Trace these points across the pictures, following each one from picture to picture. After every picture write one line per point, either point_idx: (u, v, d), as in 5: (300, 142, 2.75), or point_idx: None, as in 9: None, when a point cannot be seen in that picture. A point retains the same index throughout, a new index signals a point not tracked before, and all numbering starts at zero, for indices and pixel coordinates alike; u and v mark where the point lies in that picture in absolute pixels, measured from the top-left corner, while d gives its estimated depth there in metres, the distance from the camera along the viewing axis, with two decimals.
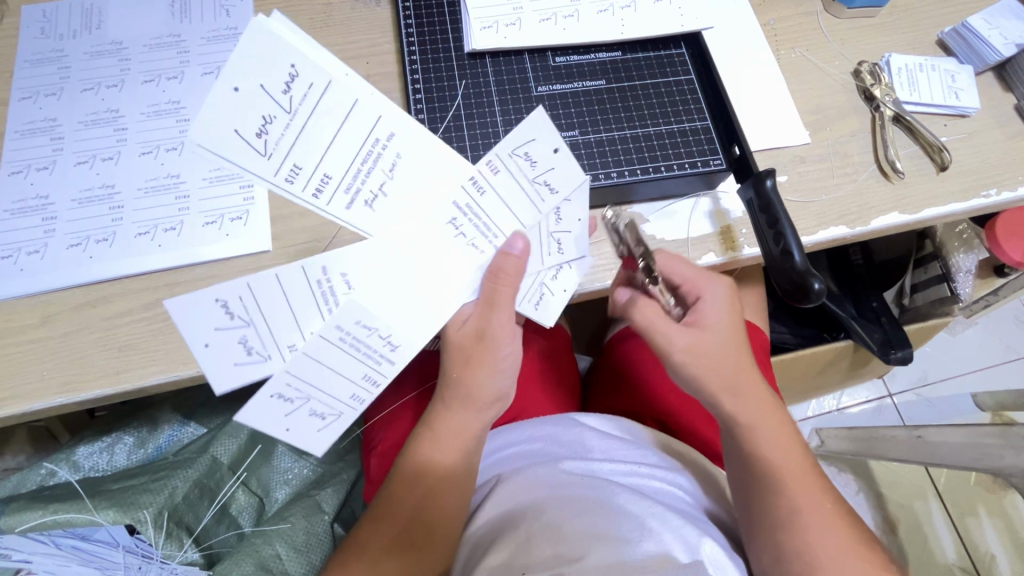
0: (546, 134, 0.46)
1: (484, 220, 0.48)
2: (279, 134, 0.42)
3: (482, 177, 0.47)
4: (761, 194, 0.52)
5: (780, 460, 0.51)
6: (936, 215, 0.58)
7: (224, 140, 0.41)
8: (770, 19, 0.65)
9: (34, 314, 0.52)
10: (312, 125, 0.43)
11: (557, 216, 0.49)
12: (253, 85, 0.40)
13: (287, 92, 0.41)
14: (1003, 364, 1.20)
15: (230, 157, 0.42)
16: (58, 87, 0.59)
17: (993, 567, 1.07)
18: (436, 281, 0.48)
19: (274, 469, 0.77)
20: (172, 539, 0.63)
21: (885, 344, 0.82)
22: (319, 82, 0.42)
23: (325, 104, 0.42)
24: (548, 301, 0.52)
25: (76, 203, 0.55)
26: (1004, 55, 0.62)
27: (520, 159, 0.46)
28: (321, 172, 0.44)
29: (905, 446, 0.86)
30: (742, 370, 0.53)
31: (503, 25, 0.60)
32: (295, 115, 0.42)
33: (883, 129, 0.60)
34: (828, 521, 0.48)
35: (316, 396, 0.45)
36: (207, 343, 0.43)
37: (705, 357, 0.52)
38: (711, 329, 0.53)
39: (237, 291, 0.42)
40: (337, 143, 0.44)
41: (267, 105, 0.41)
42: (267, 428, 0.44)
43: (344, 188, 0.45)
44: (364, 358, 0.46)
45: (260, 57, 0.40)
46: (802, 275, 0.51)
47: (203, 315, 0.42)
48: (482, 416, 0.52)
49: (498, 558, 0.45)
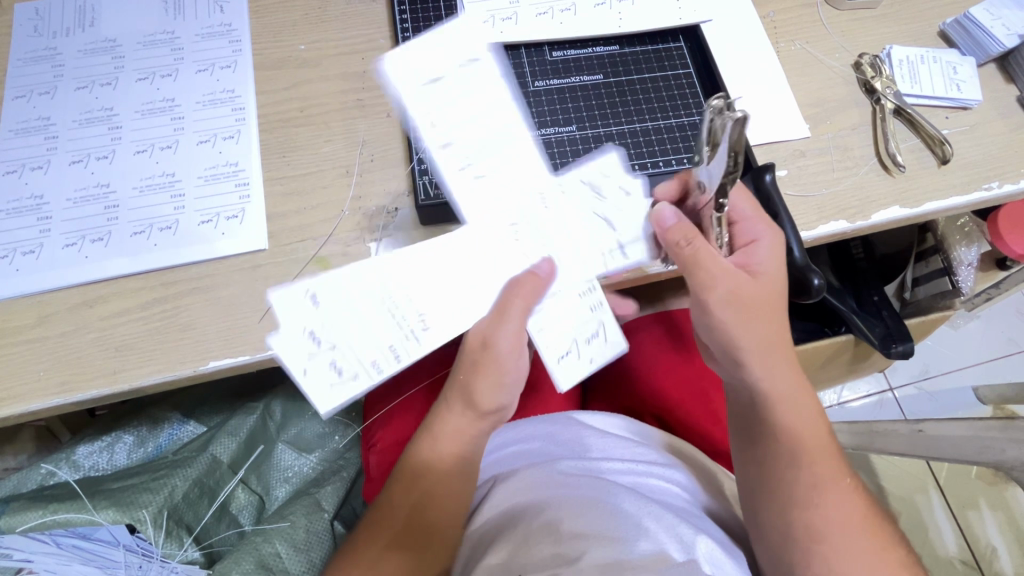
0: (616, 174, 0.55)
1: (547, 237, 0.52)
2: (443, 93, 0.50)
3: (551, 195, 0.53)
4: (760, 190, 0.52)
5: (804, 438, 0.50)
6: (938, 207, 0.58)
7: (415, 86, 0.50)
8: (769, 10, 0.65)
9: (30, 313, 0.51)
10: (480, 92, 0.51)
11: (623, 253, 0.53)
12: (446, 48, 0.50)
13: (473, 63, 0.51)
14: (1003, 357, 1.20)
15: (396, 86, 0.50)
16: (51, 85, 0.59)
17: (992, 559, 1.08)
18: (465, 288, 0.51)
19: (274, 467, 0.77)
20: (172, 538, 0.63)
21: (886, 337, 0.81)
22: (495, 70, 0.51)
23: (498, 86, 0.51)
24: (572, 360, 0.51)
25: (72, 203, 0.55)
26: (1007, 47, 0.61)
27: (588, 188, 0.54)
28: (450, 138, 0.50)
29: (904, 438, 0.85)
30: (770, 335, 0.50)
31: (500, 20, 0.60)
32: (484, 87, 0.51)
33: (883, 122, 0.60)
34: (841, 498, 0.48)
35: (341, 348, 0.48)
36: (308, 331, 0.48)
37: (748, 303, 0.49)
38: (758, 277, 0.49)
39: (320, 283, 0.49)
40: (486, 123, 0.51)
41: (462, 74, 0.50)
42: (289, 362, 0.48)
43: (461, 155, 0.50)
44: (396, 328, 0.49)
45: (465, 41, 0.51)
46: (801, 270, 0.51)
47: (293, 301, 0.48)
48: (480, 426, 0.52)
49: (497, 558, 0.45)
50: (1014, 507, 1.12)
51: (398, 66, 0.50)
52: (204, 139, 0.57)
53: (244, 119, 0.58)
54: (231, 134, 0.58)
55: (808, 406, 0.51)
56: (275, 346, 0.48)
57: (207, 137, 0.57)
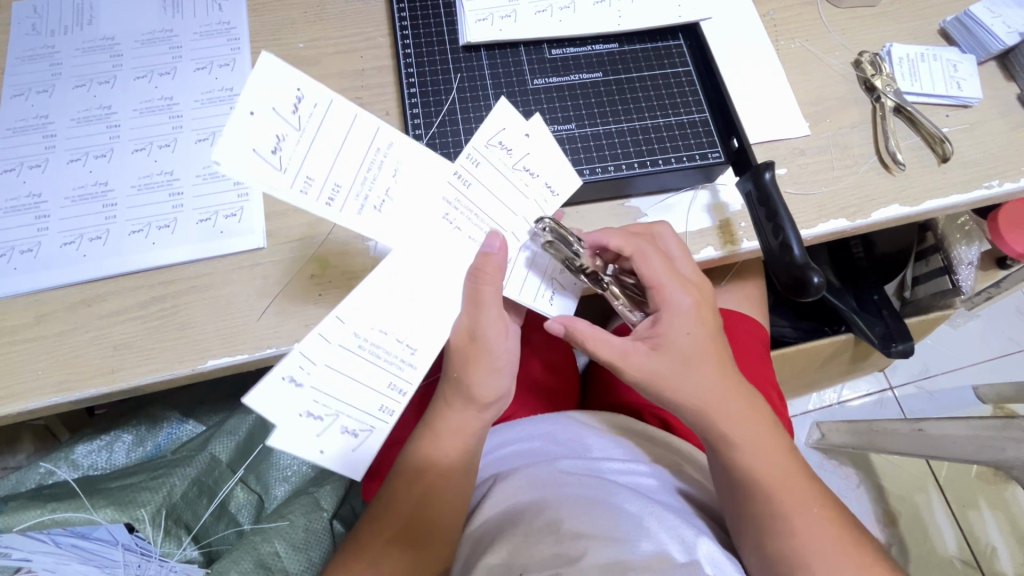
0: (512, 119, 0.49)
1: (475, 211, 0.49)
2: (293, 150, 0.42)
3: (465, 170, 0.48)
4: (760, 186, 0.51)
5: (766, 471, 0.49)
6: (938, 206, 0.57)
7: (241, 160, 0.40)
8: (769, 9, 0.65)
9: (29, 312, 0.51)
10: (316, 141, 0.43)
11: (551, 190, 0.51)
12: (264, 105, 0.40)
13: (295, 112, 0.42)
14: (1003, 356, 1.20)
15: (246, 176, 0.40)
16: (50, 83, 0.59)
17: (992, 558, 1.08)
18: (435, 291, 0.48)
19: (273, 466, 0.76)
20: (171, 537, 0.63)
21: (886, 336, 0.81)
22: (321, 102, 0.43)
23: (327, 124, 0.43)
24: (561, 295, 0.53)
25: (70, 201, 0.55)
26: (1007, 44, 0.61)
27: (497, 149, 0.49)
28: (332, 184, 0.44)
29: (904, 438, 0.85)
30: (699, 390, 0.50)
31: (499, 17, 0.59)
32: (304, 133, 0.42)
33: (883, 120, 0.60)
34: (815, 524, 0.47)
35: (345, 411, 0.45)
36: (304, 412, 0.44)
37: (659, 381, 0.50)
38: (668, 350, 0.50)
39: (294, 361, 0.43)
40: (349, 155, 0.44)
41: (277, 124, 0.41)
42: (303, 451, 0.44)
43: (353, 197, 0.45)
44: (387, 366, 0.46)
45: (267, 83, 0.40)
46: (801, 268, 0.50)
47: (270, 390, 0.42)
48: (484, 415, 0.53)
49: (496, 558, 0.45)
50: (1014, 507, 1.12)
51: (230, 153, 0.40)
52: (202, 138, 0.57)
53: None
54: None
55: (768, 437, 0.51)
56: (281, 444, 0.43)
57: (205, 135, 0.57)
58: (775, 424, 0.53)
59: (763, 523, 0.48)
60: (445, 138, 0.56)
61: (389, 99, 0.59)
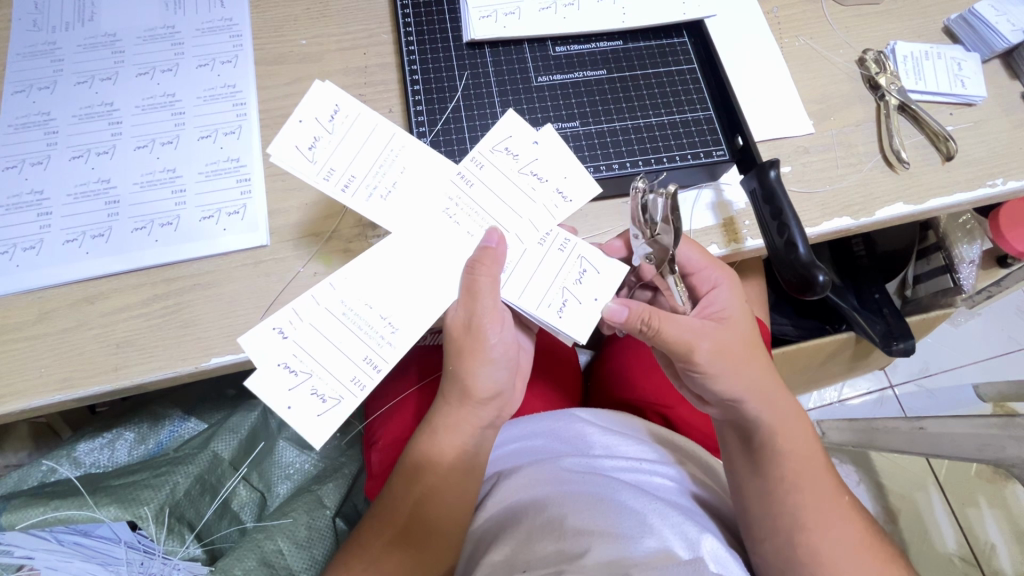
0: (522, 129, 0.51)
1: (477, 208, 0.49)
2: (327, 149, 0.47)
3: (470, 172, 0.49)
4: (766, 184, 0.51)
5: (790, 467, 0.51)
6: (942, 204, 0.57)
7: (292, 158, 0.46)
8: (773, 6, 0.65)
9: (32, 310, 0.51)
10: (347, 138, 0.47)
11: (561, 196, 0.50)
12: (310, 116, 0.47)
13: (331, 121, 0.47)
14: (1002, 356, 1.20)
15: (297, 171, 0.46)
16: (52, 79, 0.58)
17: (992, 557, 1.08)
18: (430, 280, 0.48)
19: (275, 464, 0.78)
20: (173, 535, 0.63)
21: (888, 335, 0.80)
22: (352, 113, 0.48)
23: (357, 129, 0.48)
24: (574, 307, 0.49)
25: (72, 198, 0.54)
26: (1012, 43, 0.61)
27: (504, 154, 0.50)
28: (349, 174, 0.47)
29: (905, 436, 0.85)
30: (746, 376, 0.52)
31: (503, 14, 0.59)
32: (337, 135, 0.47)
33: (888, 119, 0.59)
34: (836, 523, 0.50)
35: (318, 373, 0.45)
36: (284, 363, 0.45)
37: (731, 354, 0.51)
38: (728, 320, 0.53)
39: (285, 316, 0.46)
40: (359, 150, 0.47)
41: (315, 129, 0.47)
42: (270, 399, 0.45)
43: (366, 184, 0.47)
44: (366, 339, 0.46)
45: (318, 99, 0.47)
46: (807, 267, 0.50)
47: (261, 340, 0.45)
48: (480, 413, 0.52)
49: (499, 555, 0.45)
50: (1013, 505, 1.12)
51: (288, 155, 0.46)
52: (206, 134, 0.57)
53: (245, 114, 0.58)
54: (232, 130, 0.57)
55: (791, 436, 0.53)
56: (254, 387, 0.44)
57: (208, 132, 0.57)
58: (801, 421, 0.54)
59: (777, 522, 0.50)
60: (448, 136, 0.56)
61: (392, 97, 0.59)
